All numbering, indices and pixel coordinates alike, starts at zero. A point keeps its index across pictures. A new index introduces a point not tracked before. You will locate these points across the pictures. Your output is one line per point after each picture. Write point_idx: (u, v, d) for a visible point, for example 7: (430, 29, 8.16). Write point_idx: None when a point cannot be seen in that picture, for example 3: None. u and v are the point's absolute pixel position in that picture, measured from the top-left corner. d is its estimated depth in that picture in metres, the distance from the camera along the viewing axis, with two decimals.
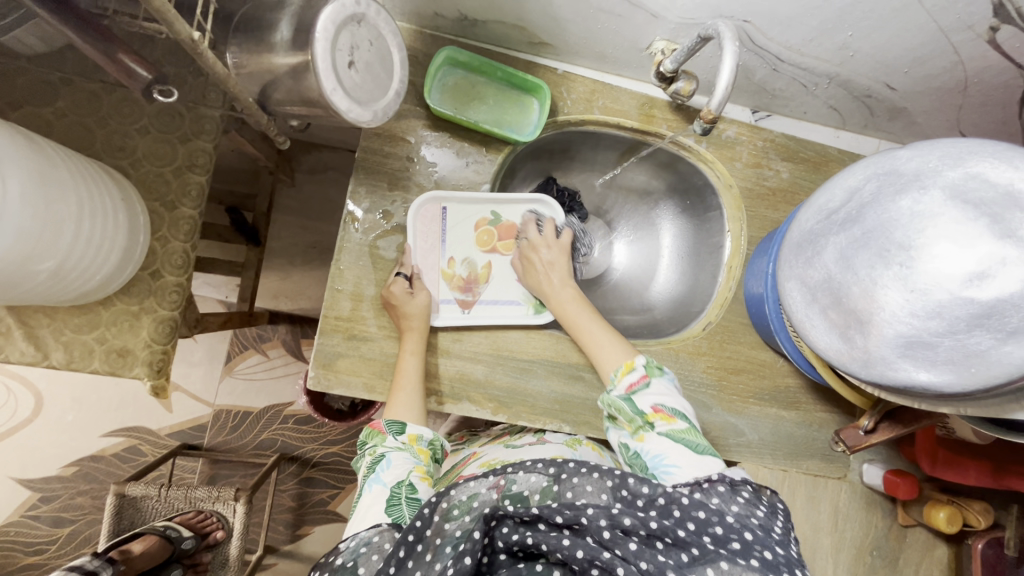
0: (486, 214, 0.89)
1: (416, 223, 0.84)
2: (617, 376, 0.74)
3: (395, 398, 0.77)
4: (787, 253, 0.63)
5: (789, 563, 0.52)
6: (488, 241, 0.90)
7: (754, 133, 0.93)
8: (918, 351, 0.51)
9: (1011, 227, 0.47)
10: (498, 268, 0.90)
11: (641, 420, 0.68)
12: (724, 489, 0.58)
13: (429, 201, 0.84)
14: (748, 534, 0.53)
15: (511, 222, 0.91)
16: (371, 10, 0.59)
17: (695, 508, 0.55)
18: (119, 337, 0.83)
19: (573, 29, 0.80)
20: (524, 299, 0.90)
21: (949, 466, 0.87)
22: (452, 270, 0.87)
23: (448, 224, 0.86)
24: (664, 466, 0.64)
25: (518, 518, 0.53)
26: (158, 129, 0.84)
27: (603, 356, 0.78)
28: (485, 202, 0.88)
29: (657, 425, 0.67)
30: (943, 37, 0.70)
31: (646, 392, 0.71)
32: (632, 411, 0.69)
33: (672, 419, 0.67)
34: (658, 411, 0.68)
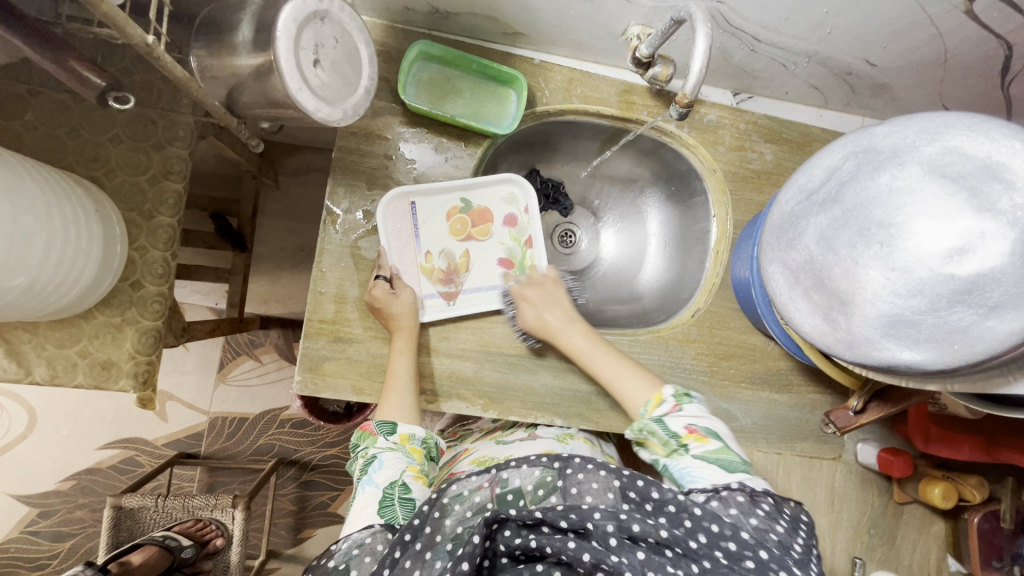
0: (457, 202, 0.87)
1: (387, 222, 0.82)
2: (647, 404, 0.72)
3: (386, 398, 0.76)
4: (768, 236, 0.62)
5: None
6: (463, 229, 0.88)
7: (735, 116, 0.92)
8: (901, 330, 0.51)
9: (991, 201, 0.47)
10: (478, 256, 0.89)
11: (675, 442, 0.66)
12: (743, 500, 0.57)
13: (396, 198, 0.83)
14: (762, 553, 0.51)
15: (483, 207, 0.89)
16: (334, 6, 0.58)
17: (708, 519, 0.53)
18: (102, 349, 0.82)
19: (546, 17, 0.79)
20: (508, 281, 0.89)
21: (943, 442, 0.86)
22: (430, 263, 0.86)
23: (419, 218, 0.85)
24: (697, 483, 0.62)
25: (522, 521, 0.52)
26: (131, 138, 0.82)
27: (628, 390, 0.76)
28: (455, 189, 0.86)
29: (691, 447, 0.65)
30: (920, 9, 0.69)
31: (680, 415, 0.68)
32: (665, 432, 0.67)
33: (706, 441, 0.65)
34: (692, 431, 0.66)
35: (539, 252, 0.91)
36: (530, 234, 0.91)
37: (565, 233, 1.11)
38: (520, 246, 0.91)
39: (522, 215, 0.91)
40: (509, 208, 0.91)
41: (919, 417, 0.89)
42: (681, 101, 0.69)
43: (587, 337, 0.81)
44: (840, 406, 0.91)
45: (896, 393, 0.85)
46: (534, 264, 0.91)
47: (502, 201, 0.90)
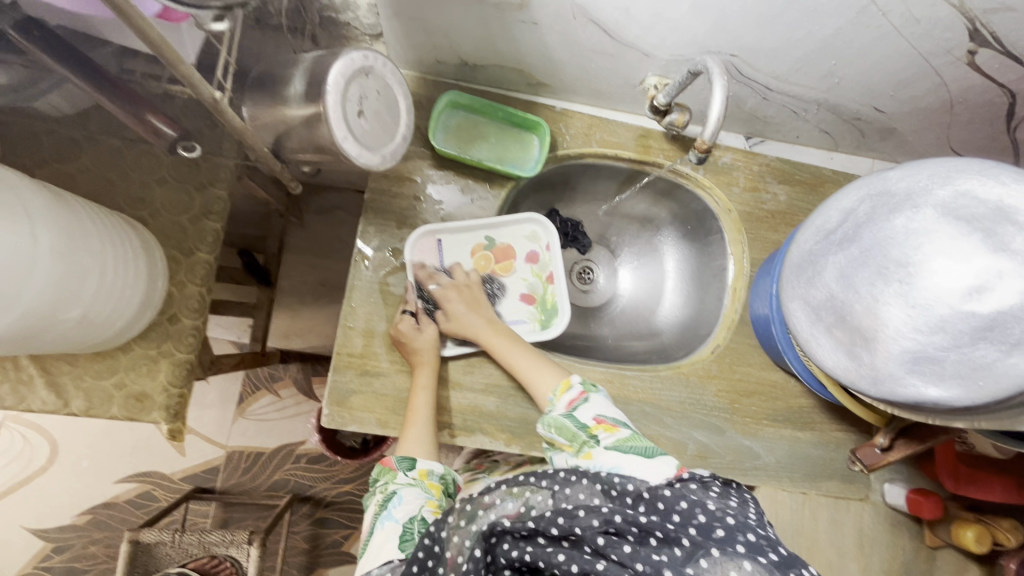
0: (480, 240, 0.91)
1: (415, 258, 0.86)
2: (553, 397, 0.75)
3: (408, 432, 0.77)
4: (786, 274, 0.64)
5: (776, 545, 0.49)
6: (486, 265, 0.93)
7: (749, 159, 0.97)
8: (925, 366, 0.52)
9: (1005, 242, 0.49)
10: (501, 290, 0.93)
11: (585, 435, 0.68)
12: (696, 487, 0.56)
13: (424, 235, 0.86)
14: (730, 519, 0.51)
15: (505, 245, 0.93)
16: (378, 63, 0.63)
17: (677, 499, 0.53)
18: (137, 381, 0.85)
19: (568, 69, 0.82)
20: (529, 317, 0.92)
21: (974, 483, 0.84)
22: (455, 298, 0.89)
23: (445, 255, 0.89)
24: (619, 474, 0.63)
25: (517, 532, 0.51)
26: (176, 180, 0.88)
27: (537, 380, 0.80)
28: (478, 228, 0.90)
29: (601, 438, 0.68)
30: (924, 61, 0.70)
31: (587, 405, 0.72)
32: (575, 426, 0.70)
33: (615, 430, 0.68)
34: (601, 422, 0.69)
35: (560, 288, 0.93)
36: (551, 269, 0.94)
37: (583, 269, 1.13)
38: (541, 282, 0.95)
39: (544, 252, 0.94)
40: (531, 245, 0.94)
41: (947, 457, 0.86)
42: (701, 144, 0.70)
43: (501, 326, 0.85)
44: (866, 443, 0.91)
45: (921, 430, 0.84)
46: (555, 300, 0.93)
47: (524, 238, 0.94)
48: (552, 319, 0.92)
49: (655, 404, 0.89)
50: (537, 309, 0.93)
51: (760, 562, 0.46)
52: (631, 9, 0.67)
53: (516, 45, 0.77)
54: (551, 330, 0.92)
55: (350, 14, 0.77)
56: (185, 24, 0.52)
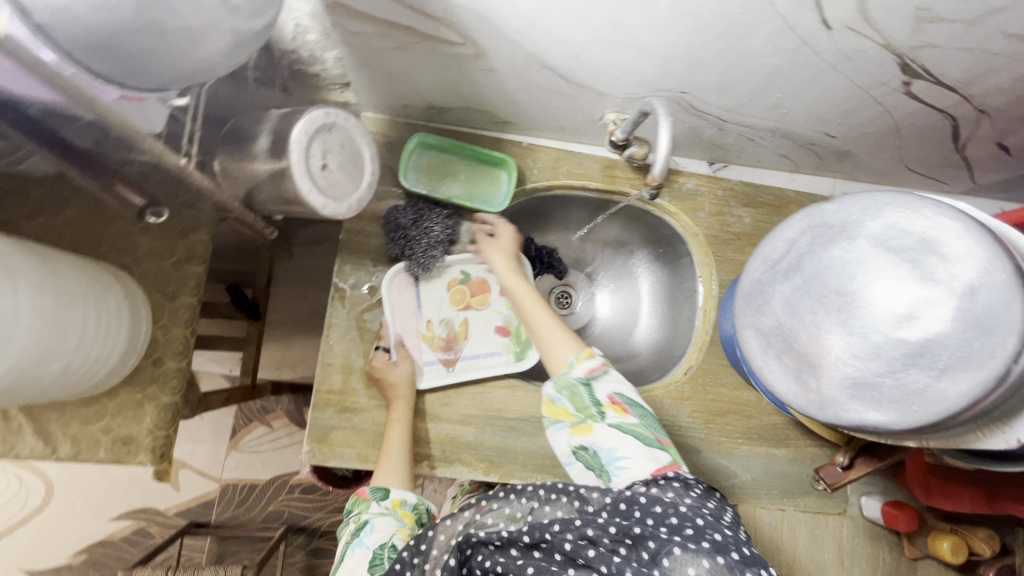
0: (457, 274, 0.94)
1: (391, 294, 0.89)
2: (574, 359, 0.74)
3: (382, 465, 0.79)
4: (739, 302, 0.66)
5: (737, 542, 0.57)
6: (462, 299, 0.94)
7: (712, 184, 1.00)
8: (864, 391, 0.54)
9: (930, 272, 0.51)
10: (475, 324, 0.94)
11: (595, 409, 0.71)
12: (679, 485, 0.64)
13: (401, 272, 0.90)
14: (699, 520, 0.59)
15: (481, 279, 0.95)
16: (340, 118, 0.66)
17: (652, 504, 0.61)
18: (123, 425, 0.87)
19: (530, 109, 0.86)
20: (504, 348, 0.93)
21: (946, 495, 0.86)
22: (431, 331, 0.92)
23: (422, 290, 0.92)
24: (618, 457, 0.68)
25: (490, 544, 0.61)
26: (158, 227, 0.91)
27: (552, 347, 0.78)
28: (454, 263, 0.94)
29: (608, 417, 0.71)
30: (864, 92, 0.73)
31: (605, 380, 0.73)
32: (590, 399, 0.72)
33: (625, 413, 0.71)
34: (615, 402, 0.71)
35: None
36: None
37: (561, 294, 1.16)
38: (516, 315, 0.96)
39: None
40: (506, 279, 0.97)
41: (919, 470, 0.89)
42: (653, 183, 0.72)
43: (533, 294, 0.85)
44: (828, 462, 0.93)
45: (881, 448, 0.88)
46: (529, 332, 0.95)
47: (499, 272, 0.96)
48: (527, 351, 0.94)
49: None
50: (511, 340, 0.95)
51: (719, 562, 0.55)
52: (581, 56, 0.70)
53: (478, 90, 0.81)
54: (526, 361, 0.93)
55: (318, 67, 0.80)
56: (149, 102, 0.54)
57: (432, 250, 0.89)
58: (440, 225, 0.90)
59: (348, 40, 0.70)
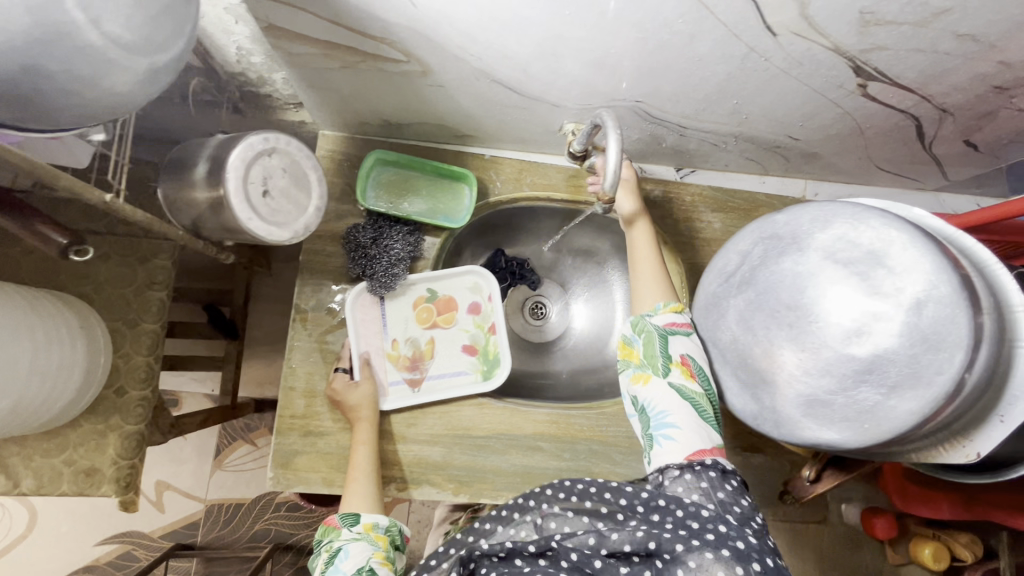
0: (423, 292, 0.92)
1: (354, 313, 0.87)
2: (660, 307, 0.70)
3: (348, 491, 0.77)
4: (697, 316, 0.64)
5: (760, 550, 0.52)
6: (428, 317, 0.93)
7: (680, 190, 0.99)
8: (817, 409, 0.52)
9: (877, 285, 0.50)
10: (442, 344, 0.93)
11: (663, 361, 0.64)
12: (714, 475, 0.59)
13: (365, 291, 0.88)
14: (721, 527, 0.53)
15: (448, 297, 0.93)
16: (281, 142, 0.65)
17: (672, 507, 0.56)
18: (86, 456, 0.86)
19: (487, 122, 0.84)
20: (471, 368, 0.92)
21: (925, 501, 0.84)
22: (396, 351, 0.90)
23: (387, 309, 0.90)
24: (665, 423, 0.62)
25: (494, 557, 0.58)
26: (118, 254, 0.90)
27: (645, 288, 0.75)
28: (420, 281, 0.92)
29: (673, 375, 0.64)
30: (821, 95, 0.72)
31: (684, 339, 0.66)
32: (661, 350, 0.65)
33: (691, 379, 0.63)
34: (685, 363, 0.63)
35: (502, 339, 0.94)
36: (493, 320, 0.95)
37: (535, 304, 1.15)
38: (484, 332, 0.95)
39: (486, 303, 0.96)
40: (473, 296, 0.95)
41: (894, 473, 0.89)
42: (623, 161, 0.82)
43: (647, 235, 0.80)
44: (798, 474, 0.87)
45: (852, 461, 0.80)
46: (497, 351, 0.94)
47: (466, 289, 0.94)
48: (494, 370, 0.93)
49: (602, 441, 0.90)
50: (479, 360, 0.93)
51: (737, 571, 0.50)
52: (528, 69, 0.69)
53: (432, 105, 0.80)
54: (493, 381, 0.92)
55: (268, 87, 0.79)
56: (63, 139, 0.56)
57: (394, 267, 0.88)
58: (402, 243, 0.89)
59: (291, 61, 0.69)
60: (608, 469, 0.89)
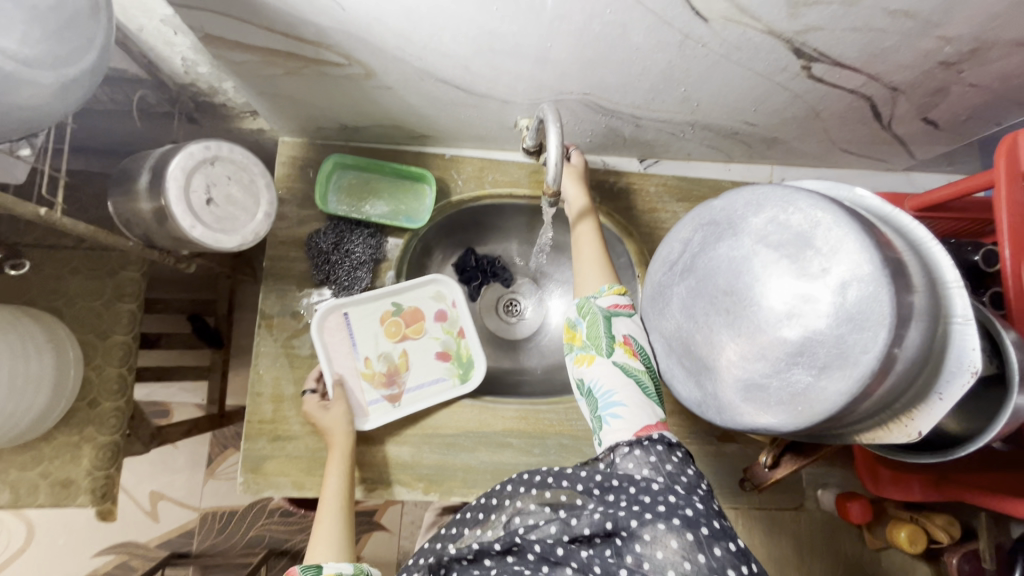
0: (389, 306, 0.92)
1: (322, 336, 0.86)
2: (605, 289, 0.70)
3: (316, 536, 0.70)
4: (644, 306, 0.63)
5: (709, 514, 0.53)
6: (397, 331, 0.92)
7: (644, 181, 0.98)
8: (754, 394, 0.52)
9: (806, 266, 0.49)
10: (416, 354, 0.93)
11: (606, 342, 0.65)
12: (662, 448, 0.58)
13: (329, 312, 0.87)
14: (671, 498, 0.53)
15: (415, 308, 0.93)
16: (224, 149, 0.65)
17: (624, 485, 0.56)
18: (62, 468, 0.85)
19: (441, 121, 0.85)
20: (448, 373, 0.92)
21: (896, 485, 0.83)
22: (371, 369, 0.89)
23: (355, 327, 0.89)
24: (611, 401, 0.62)
25: (463, 558, 0.56)
26: (88, 268, 0.90)
27: (586, 272, 0.74)
28: (385, 296, 0.91)
29: (615, 354, 0.64)
30: (767, 79, 0.72)
31: (627, 320, 0.67)
32: (605, 329, 0.66)
33: (633, 357, 0.64)
34: (627, 343, 0.64)
35: (473, 341, 0.96)
36: (461, 325, 0.96)
37: (509, 302, 1.14)
38: (454, 337, 0.95)
39: (451, 309, 0.96)
40: (437, 304, 0.95)
41: (866, 458, 0.88)
42: (569, 144, 0.83)
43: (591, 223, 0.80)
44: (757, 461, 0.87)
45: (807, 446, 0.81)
46: (469, 352, 0.95)
47: (430, 298, 0.95)
48: (470, 372, 0.94)
49: (572, 435, 0.90)
50: (454, 364, 0.94)
51: (687, 539, 0.51)
52: (469, 67, 0.69)
53: (383, 107, 0.81)
54: (470, 383, 0.93)
55: (221, 97, 0.80)
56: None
57: (358, 271, 0.89)
58: (363, 245, 0.89)
59: (235, 69, 0.70)
60: (580, 462, 0.89)
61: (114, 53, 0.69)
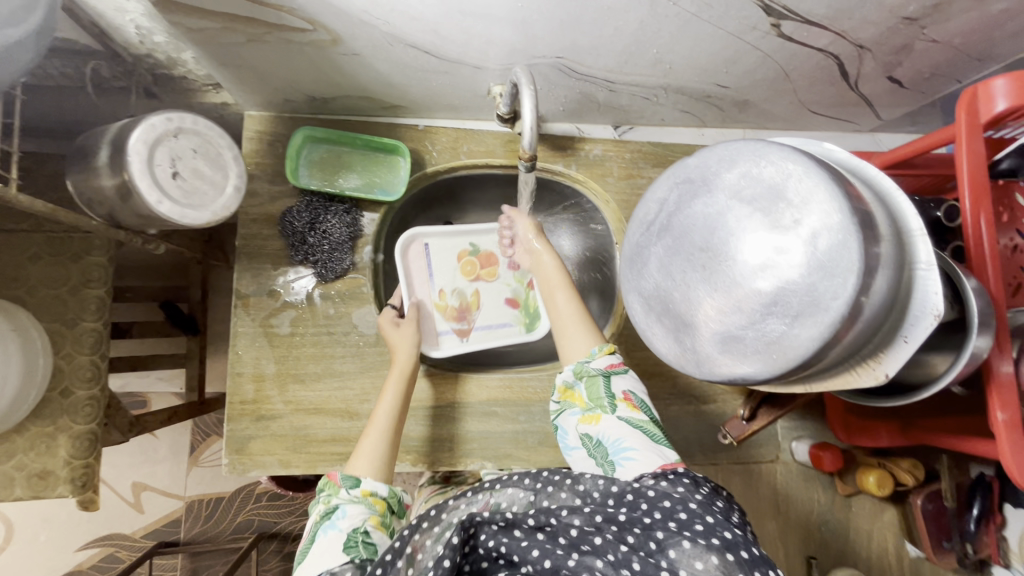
0: (466, 246, 0.98)
1: (404, 261, 0.93)
2: (596, 351, 0.74)
3: (360, 450, 0.72)
4: (622, 267, 0.64)
5: (748, 543, 0.50)
6: (472, 270, 0.98)
7: (620, 148, 0.98)
8: (732, 345, 0.53)
9: (779, 219, 0.50)
10: (487, 295, 0.98)
11: (607, 401, 0.69)
12: (687, 481, 0.57)
13: (411, 240, 0.93)
14: (709, 518, 0.51)
15: (489, 252, 0.98)
16: (187, 121, 0.63)
17: (661, 498, 0.54)
18: (37, 460, 0.83)
19: (412, 90, 0.83)
20: (515, 320, 0.98)
21: (864, 432, 0.87)
22: (444, 301, 0.95)
23: (433, 259, 0.95)
24: (623, 448, 0.65)
25: (496, 524, 0.53)
26: (49, 254, 0.86)
27: (570, 336, 0.76)
28: (463, 234, 0.97)
29: (619, 410, 0.69)
30: (737, 39, 0.72)
31: (623, 377, 0.72)
32: (603, 391, 0.70)
33: (636, 410, 0.69)
34: (628, 398, 0.69)
35: (541, 293, 0.99)
36: (531, 276, 1.00)
37: None
38: (523, 287, 1.00)
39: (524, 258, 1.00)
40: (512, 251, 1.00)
41: (836, 410, 0.90)
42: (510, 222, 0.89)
43: (558, 269, 0.82)
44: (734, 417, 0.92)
45: (781, 398, 0.88)
46: (538, 304, 1.00)
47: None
48: (536, 322, 0.99)
49: None
50: (522, 312, 0.99)
51: (725, 559, 0.48)
52: (440, 30, 0.67)
53: (352, 77, 0.79)
54: (536, 332, 0.98)
55: (181, 68, 0.77)
56: None
57: (337, 252, 0.88)
58: (339, 224, 0.88)
59: (194, 37, 0.67)
60: None
61: (61, 21, 0.65)
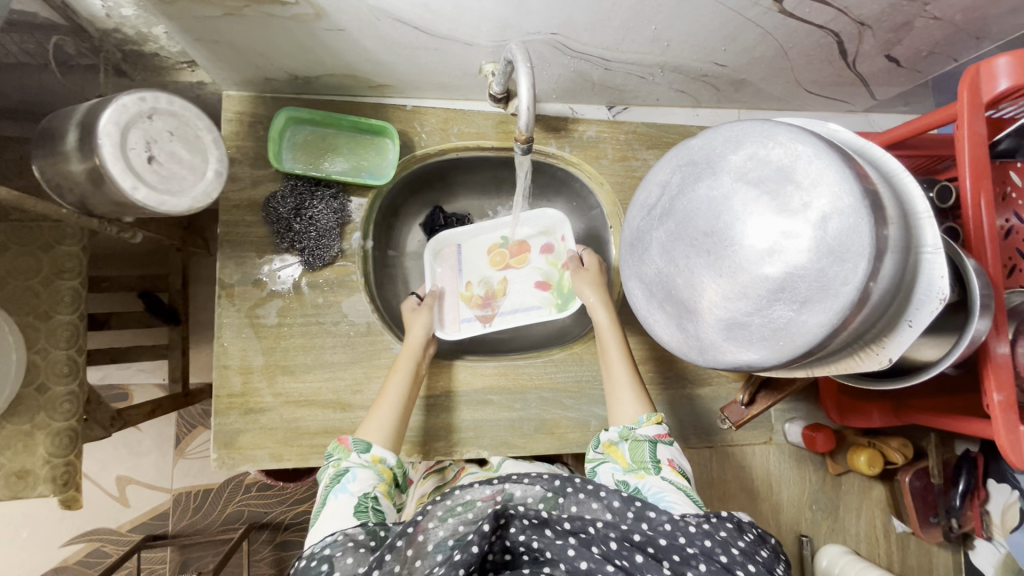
0: (497, 239, 1.00)
1: (434, 260, 0.98)
2: (643, 420, 0.73)
3: (372, 416, 0.73)
4: (622, 253, 0.62)
5: None
6: (502, 260, 1.00)
7: (614, 129, 0.95)
8: (737, 332, 0.52)
9: (787, 201, 0.49)
10: (515, 282, 0.99)
11: (651, 463, 0.68)
12: (731, 527, 0.56)
13: (441, 242, 0.99)
14: (751, 566, 0.53)
15: (520, 242, 1.00)
16: (161, 101, 0.59)
17: (702, 536, 0.54)
18: (14, 459, 0.79)
19: (400, 67, 0.79)
20: (545, 302, 0.98)
21: (857, 414, 0.88)
22: (470, 292, 0.98)
23: (462, 255, 0.99)
24: (664, 501, 0.63)
25: (527, 521, 0.57)
26: (17, 243, 0.81)
27: (621, 396, 0.77)
28: (493, 229, 1.00)
29: (662, 472, 0.67)
30: (737, 14, 0.70)
31: (669, 447, 0.71)
32: (649, 456, 0.69)
33: (680, 477, 0.67)
34: (673, 466, 0.68)
35: None
36: (565, 259, 0.99)
37: None
38: (557, 269, 0.99)
39: (559, 243, 0.99)
40: (546, 238, 1.00)
41: (830, 391, 0.91)
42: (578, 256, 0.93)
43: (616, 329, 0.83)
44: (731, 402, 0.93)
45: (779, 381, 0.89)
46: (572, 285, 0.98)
47: (538, 232, 1.00)
48: (570, 303, 0.97)
49: (552, 388, 0.90)
50: (552, 294, 0.98)
51: None
52: (430, 4, 0.64)
53: (336, 54, 0.75)
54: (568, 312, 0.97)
55: (152, 45, 0.73)
56: None
57: (324, 239, 0.84)
58: (327, 210, 0.84)
59: (164, 11, 0.63)
60: (561, 414, 0.90)
61: None
